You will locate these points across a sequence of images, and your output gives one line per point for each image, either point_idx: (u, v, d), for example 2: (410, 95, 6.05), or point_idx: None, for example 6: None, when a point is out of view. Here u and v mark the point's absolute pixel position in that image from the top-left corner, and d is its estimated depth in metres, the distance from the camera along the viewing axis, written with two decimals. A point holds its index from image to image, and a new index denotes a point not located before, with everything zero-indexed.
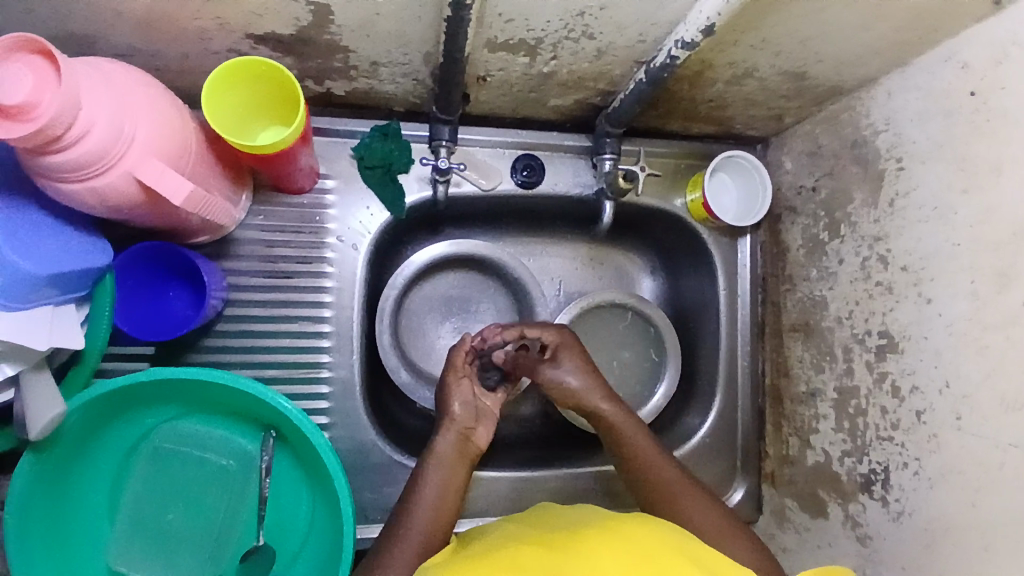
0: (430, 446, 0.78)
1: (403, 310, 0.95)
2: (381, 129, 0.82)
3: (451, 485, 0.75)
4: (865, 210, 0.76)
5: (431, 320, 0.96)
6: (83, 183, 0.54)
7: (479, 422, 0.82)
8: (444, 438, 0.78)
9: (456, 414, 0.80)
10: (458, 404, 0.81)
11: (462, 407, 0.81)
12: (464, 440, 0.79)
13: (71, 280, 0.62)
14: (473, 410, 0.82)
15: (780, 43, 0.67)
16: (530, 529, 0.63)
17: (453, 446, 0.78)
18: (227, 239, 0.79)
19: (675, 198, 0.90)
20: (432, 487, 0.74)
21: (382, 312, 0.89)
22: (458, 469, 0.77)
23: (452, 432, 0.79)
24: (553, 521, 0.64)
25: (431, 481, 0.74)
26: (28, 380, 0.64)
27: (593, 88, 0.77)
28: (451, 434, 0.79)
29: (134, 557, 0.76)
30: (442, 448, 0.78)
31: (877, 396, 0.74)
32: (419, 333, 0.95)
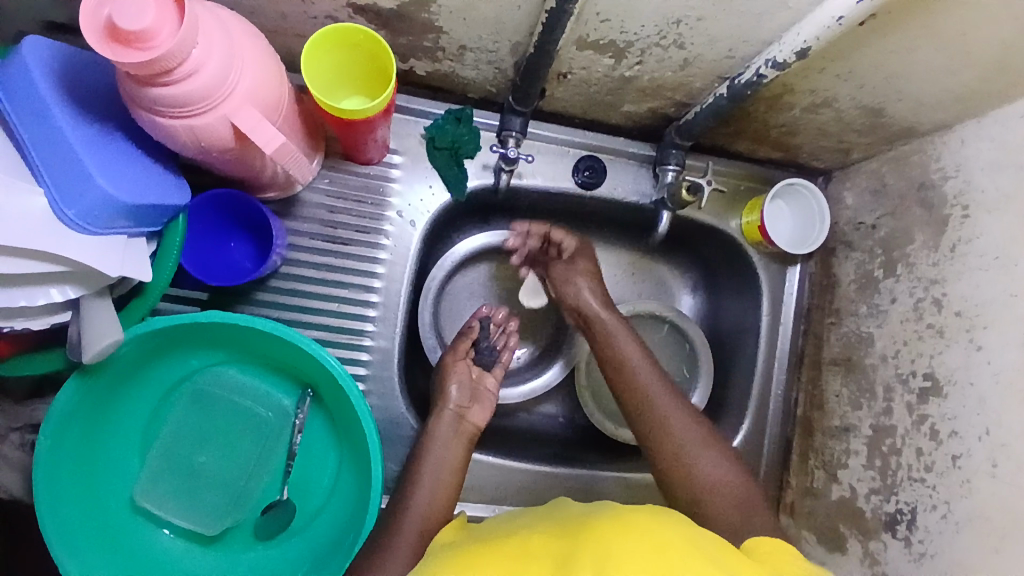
0: (427, 430, 0.78)
1: (444, 294, 0.95)
2: (455, 113, 0.82)
3: (451, 461, 0.75)
4: (924, 252, 0.76)
5: (467, 306, 0.96)
6: (180, 120, 0.56)
7: (476, 402, 0.82)
8: (439, 420, 0.79)
9: (450, 395, 0.81)
10: (454, 385, 0.82)
11: (458, 388, 0.82)
12: (459, 420, 0.79)
13: (148, 215, 0.64)
14: (467, 391, 0.82)
15: (865, 76, 0.69)
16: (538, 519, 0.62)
17: (450, 427, 0.79)
18: (293, 198, 0.81)
19: (730, 218, 0.91)
20: (428, 466, 0.74)
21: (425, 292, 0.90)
22: (456, 447, 0.77)
23: (446, 415, 0.79)
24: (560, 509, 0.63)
25: (431, 461, 0.75)
26: (88, 304, 0.64)
27: (670, 98, 0.78)
28: (448, 414, 0.79)
29: (159, 493, 0.76)
30: (437, 430, 0.78)
31: (913, 437, 0.74)
32: (456, 318, 0.96)
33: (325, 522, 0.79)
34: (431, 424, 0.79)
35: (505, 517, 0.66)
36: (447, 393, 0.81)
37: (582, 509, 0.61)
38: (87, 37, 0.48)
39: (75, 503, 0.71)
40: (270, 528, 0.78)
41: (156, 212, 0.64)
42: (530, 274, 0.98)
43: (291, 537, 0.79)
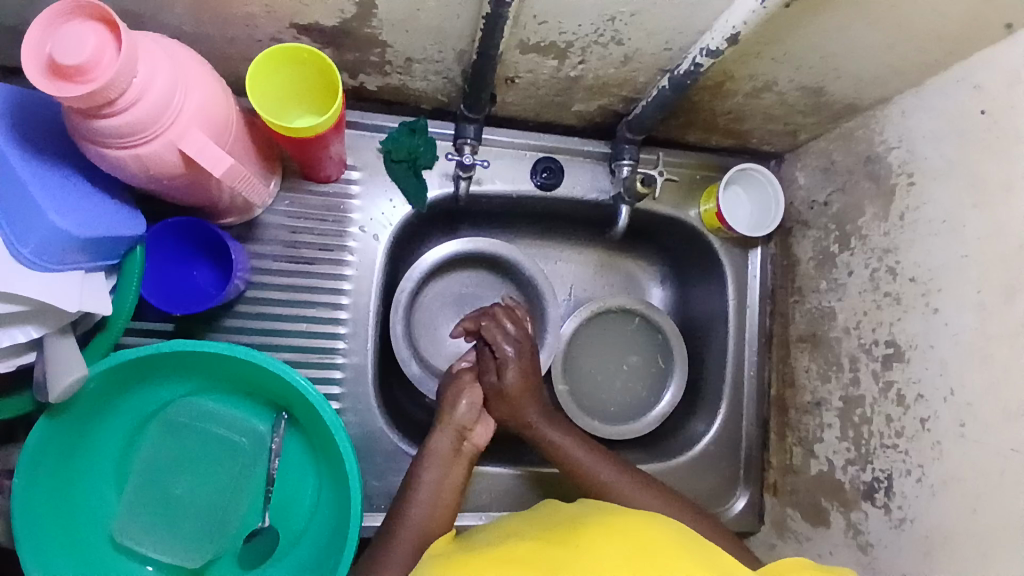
0: (425, 444, 0.77)
1: (417, 304, 0.96)
2: (409, 125, 0.83)
3: (446, 479, 0.75)
4: (875, 223, 0.78)
5: (443, 313, 0.97)
6: (127, 150, 0.56)
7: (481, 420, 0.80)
8: (441, 436, 0.77)
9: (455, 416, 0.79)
10: (466, 401, 0.80)
11: (469, 403, 0.80)
12: (461, 438, 0.78)
13: (103, 248, 0.63)
14: (475, 410, 0.80)
15: (801, 57, 0.71)
16: (531, 523, 0.63)
17: (450, 444, 0.77)
18: (254, 222, 0.81)
19: (689, 208, 0.92)
20: (423, 490, 0.73)
21: (397, 303, 0.89)
22: (452, 470, 0.76)
23: (448, 430, 0.78)
24: (553, 513, 0.65)
25: (422, 484, 0.74)
26: (52, 343, 0.64)
27: (617, 95, 0.80)
28: (449, 431, 0.78)
29: (139, 529, 0.75)
30: (437, 444, 0.77)
31: (882, 405, 0.75)
32: (430, 327, 0.96)
33: (309, 542, 0.78)
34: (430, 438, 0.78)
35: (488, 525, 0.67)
36: (454, 407, 0.79)
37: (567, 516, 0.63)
38: (27, 72, 0.48)
39: (54, 545, 0.70)
40: (255, 555, 0.78)
41: (111, 244, 0.64)
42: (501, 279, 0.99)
43: (277, 562, 0.78)
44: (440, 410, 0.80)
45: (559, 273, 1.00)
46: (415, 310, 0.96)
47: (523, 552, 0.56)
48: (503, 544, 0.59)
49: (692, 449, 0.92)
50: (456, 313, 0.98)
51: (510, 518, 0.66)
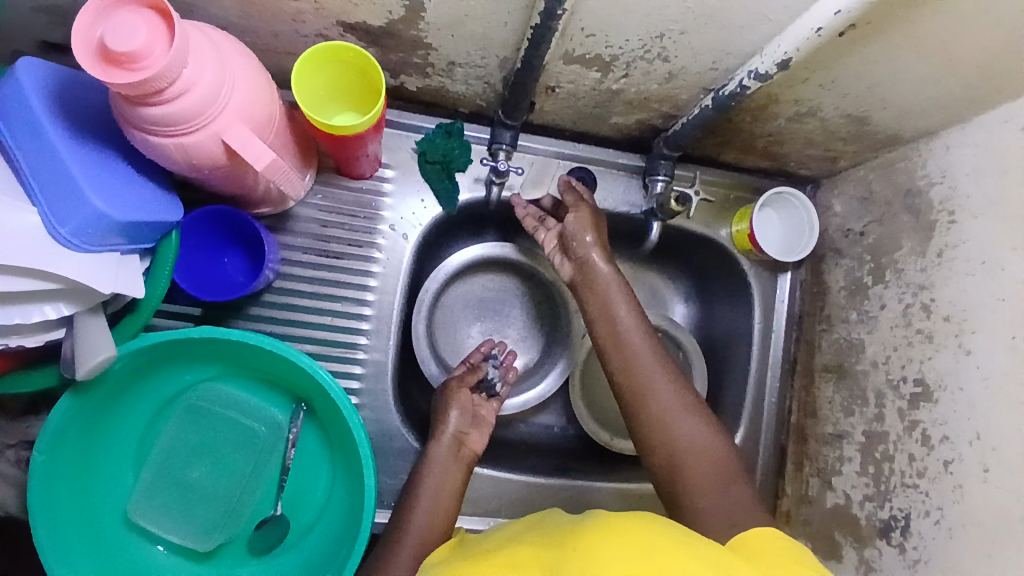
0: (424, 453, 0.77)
1: (438, 306, 0.95)
2: (446, 128, 0.83)
3: (448, 487, 0.75)
4: (912, 258, 0.76)
5: (453, 311, 0.96)
6: (171, 138, 0.57)
7: (476, 427, 0.81)
8: (437, 443, 0.77)
9: (449, 423, 0.79)
10: (455, 409, 0.80)
11: (459, 412, 0.80)
12: (458, 445, 0.78)
13: (140, 232, 0.64)
14: (468, 417, 0.80)
15: (848, 85, 0.70)
16: (530, 531, 0.62)
17: (448, 450, 0.77)
18: (287, 213, 0.81)
19: (720, 227, 0.91)
20: (426, 496, 0.73)
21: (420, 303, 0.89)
22: (454, 474, 0.76)
23: (444, 437, 0.78)
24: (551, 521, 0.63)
25: (427, 488, 0.74)
26: (82, 321, 0.65)
27: (656, 110, 0.79)
28: (448, 437, 0.78)
29: (153, 509, 0.76)
30: (434, 451, 0.77)
31: (905, 443, 0.74)
32: (450, 328, 0.96)
33: (319, 534, 0.79)
34: (428, 447, 0.78)
35: (495, 527, 0.67)
36: (446, 416, 0.80)
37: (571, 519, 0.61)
38: (79, 58, 0.49)
39: (70, 520, 0.71)
40: (265, 542, 0.78)
41: (148, 229, 0.65)
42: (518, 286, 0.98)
43: (286, 552, 0.79)
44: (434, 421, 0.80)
45: None
46: (437, 310, 0.96)
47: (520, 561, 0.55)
48: (501, 555, 0.58)
49: None
50: (472, 317, 0.97)
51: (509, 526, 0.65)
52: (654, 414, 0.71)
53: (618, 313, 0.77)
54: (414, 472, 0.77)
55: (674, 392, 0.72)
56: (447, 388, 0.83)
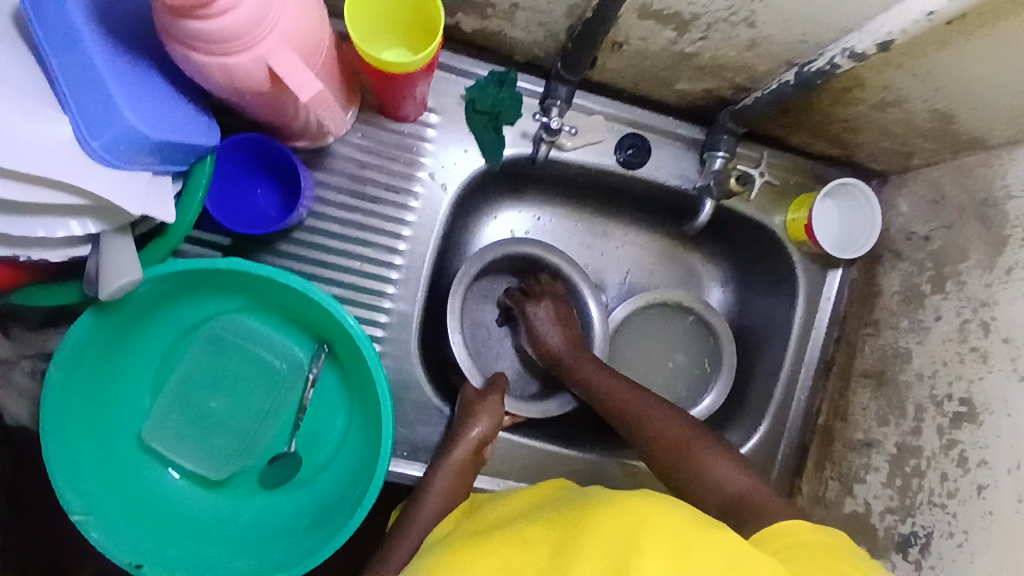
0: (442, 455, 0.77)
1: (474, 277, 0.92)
2: (499, 76, 0.79)
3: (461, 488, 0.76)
4: (977, 271, 0.72)
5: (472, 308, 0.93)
6: (214, 58, 0.53)
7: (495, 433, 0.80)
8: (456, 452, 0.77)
9: (475, 424, 0.78)
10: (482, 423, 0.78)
11: (486, 422, 0.78)
12: (477, 450, 0.78)
13: (173, 154, 0.61)
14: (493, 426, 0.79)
15: (942, 79, 0.64)
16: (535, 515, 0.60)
17: (468, 455, 0.77)
18: (324, 150, 0.78)
19: (775, 214, 0.86)
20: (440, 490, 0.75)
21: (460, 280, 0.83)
22: (467, 475, 0.77)
23: (464, 445, 0.77)
24: (553, 502, 0.62)
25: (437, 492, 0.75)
26: (108, 240, 0.63)
27: (729, 80, 0.74)
28: (467, 443, 0.77)
29: (169, 434, 0.75)
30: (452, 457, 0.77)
31: (940, 462, 0.71)
32: (484, 299, 0.93)
33: (331, 475, 0.78)
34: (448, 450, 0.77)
35: (500, 500, 0.67)
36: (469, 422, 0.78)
37: (572, 498, 0.60)
38: None
39: (81, 436, 0.70)
40: (278, 476, 0.78)
41: (182, 151, 0.62)
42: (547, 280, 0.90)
43: (297, 488, 0.78)
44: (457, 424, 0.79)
45: (617, 255, 0.96)
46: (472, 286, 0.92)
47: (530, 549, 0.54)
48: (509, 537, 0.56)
49: None
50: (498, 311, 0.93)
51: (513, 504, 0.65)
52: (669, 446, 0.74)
53: (611, 376, 0.81)
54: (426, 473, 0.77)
55: (678, 423, 0.76)
56: (480, 402, 0.80)
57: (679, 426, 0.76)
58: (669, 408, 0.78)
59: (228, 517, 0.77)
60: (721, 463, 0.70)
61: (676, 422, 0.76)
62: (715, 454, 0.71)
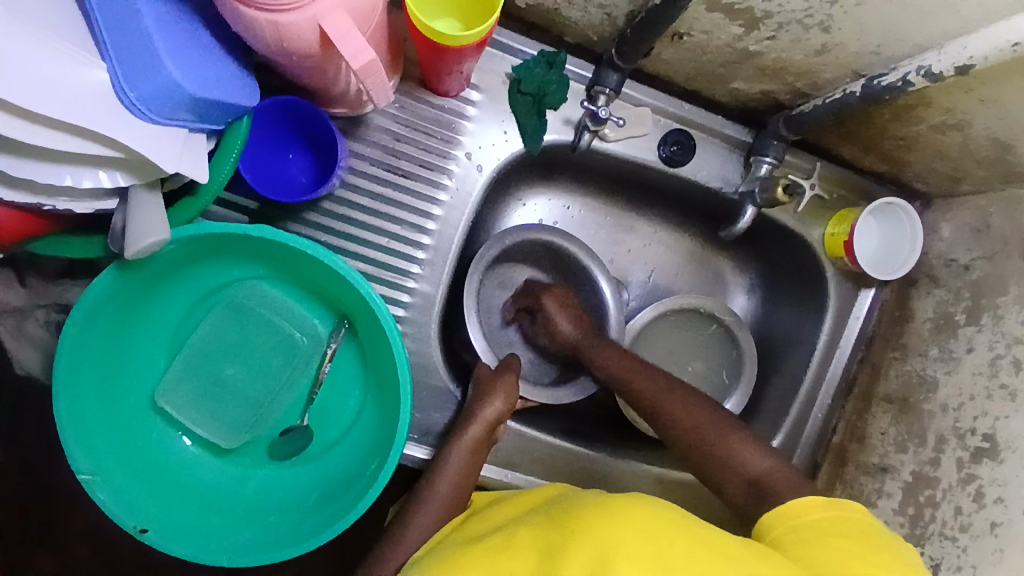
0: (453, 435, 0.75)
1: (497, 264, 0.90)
2: (548, 58, 0.76)
3: (474, 465, 0.74)
4: (1016, 306, 0.71)
5: (487, 291, 0.90)
6: (265, 14, 0.50)
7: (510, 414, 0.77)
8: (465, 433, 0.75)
9: (487, 403, 0.75)
10: (494, 401, 0.76)
11: (500, 403, 0.76)
12: (489, 431, 0.76)
13: (212, 112, 0.58)
14: (506, 406, 0.76)
15: (1012, 108, 0.61)
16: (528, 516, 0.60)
17: (478, 437, 0.75)
18: (361, 119, 0.75)
19: (814, 226, 0.84)
20: (451, 468, 0.74)
21: (483, 257, 0.81)
22: (478, 455, 0.75)
23: (474, 425, 0.75)
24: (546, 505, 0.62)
25: (446, 474, 0.73)
26: (137, 195, 0.60)
27: (788, 84, 0.71)
28: (478, 424, 0.75)
29: (180, 398, 0.73)
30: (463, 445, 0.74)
31: (955, 494, 0.70)
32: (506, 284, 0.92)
33: (341, 452, 0.77)
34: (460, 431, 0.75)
35: (498, 505, 0.68)
36: (481, 402, 0.76)
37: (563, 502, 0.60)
38: None
39: (92, 393, 0.69)
40: (287, 449, 0.77)
41: (221, 110, 0.59)
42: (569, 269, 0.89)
43: (306, 462, 0.77)
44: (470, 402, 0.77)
45: (644, 252, 0.94)
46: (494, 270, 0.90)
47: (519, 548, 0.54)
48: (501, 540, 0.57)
49: None
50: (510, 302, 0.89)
51: (508, 509, 0.66)
52: (689, 428, 0.72)
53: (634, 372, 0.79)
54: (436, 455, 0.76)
55: (696, 400, 0.74)
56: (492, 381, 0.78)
57: (700, 406, 0.73)
58: (691, 391, 0.75)
59: (234, 486, 0.76)
60: (745, 446, 0.67)
61: (694, 402, 0.74)
62: (740, 435, 0.68)
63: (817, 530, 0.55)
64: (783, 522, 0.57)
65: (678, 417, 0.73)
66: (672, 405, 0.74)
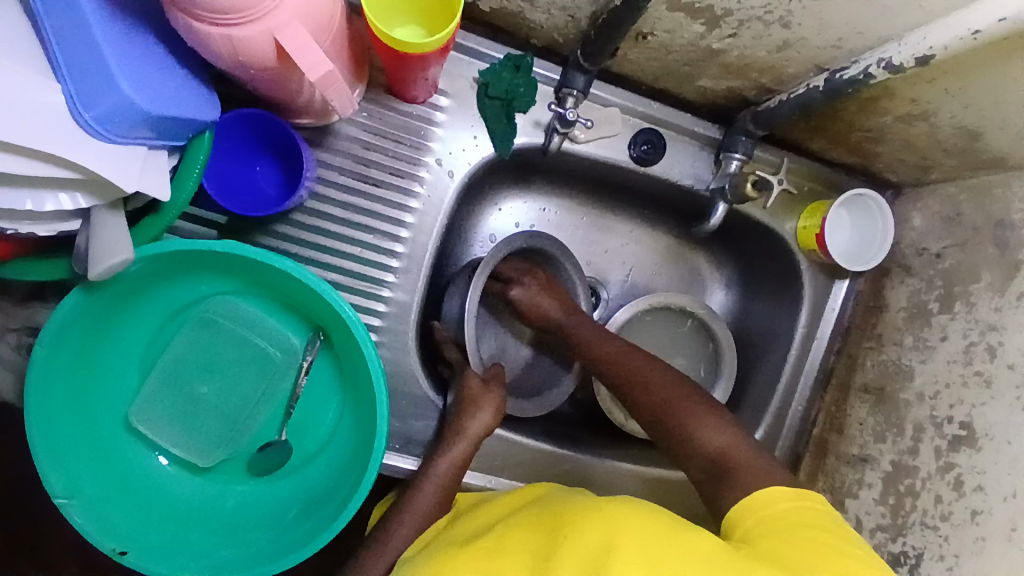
0: (435, 451, 0.75)
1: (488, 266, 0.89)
2: (514, 61, 0.75)
3: (455, 476, 0.74)
4: (987, 294, 0.71)
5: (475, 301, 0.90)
6: (218, 29, 0.50)
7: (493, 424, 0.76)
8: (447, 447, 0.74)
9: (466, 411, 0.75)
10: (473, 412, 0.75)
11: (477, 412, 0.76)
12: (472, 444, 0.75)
13: (171, 128, 0.58)
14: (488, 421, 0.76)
15: (975, 97, 0.62)
16: (515, 515, 0.62)
17: (460, 450, 0.74)
18: (329, 128, 0.75)
19: (786, 220, 0.84)
20: (434, 483, 0.73)
21: (488, 259, 0.79)
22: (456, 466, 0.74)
23: (455, 437, 0.74)
24: (532, 503, 0.64)
25: (427, 489, 0.73)
26: (100, 215, 0.60)
27: (754, 81, 0.71)
28: (459, 437, 0.74)
29: (155, 418, 0.73)
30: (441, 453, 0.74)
31: (934, 483, 0.71)
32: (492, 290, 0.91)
33: (320, 465, 0.76)
34: (440, 446, 0.75)
35: (482, 505, 0.69)
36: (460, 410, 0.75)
37: (547, 502, 0.62)
38: None
39: (64, 416, 0.69)
40: (266, 464, 0.76)
41: (180, 126, 0.58)
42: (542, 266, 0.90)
43: (286, 477, 0.77)
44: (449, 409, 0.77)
45: (620, 252, 0.95)
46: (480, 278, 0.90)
47: (510, 546, 0.55)
48: (487, 538, 0.58)
49: None
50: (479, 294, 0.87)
51: (495, 505, 0.67)
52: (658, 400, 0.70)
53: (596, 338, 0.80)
54: (420, 470, 0.75)
55: (662, 370, 0.73)
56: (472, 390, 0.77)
57: (669, 377, 0.72)
58: (657, 361, 0.75)
59: (214, 504, 0.75)
60: (707, 426, 0.65)
61: (661, 373, 0.73)
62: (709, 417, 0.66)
63: (790, 520, 0.53)
64: (752, 513, 0.56)
65: (646, 389, 0.72)
66: (642, 376, 0.73)
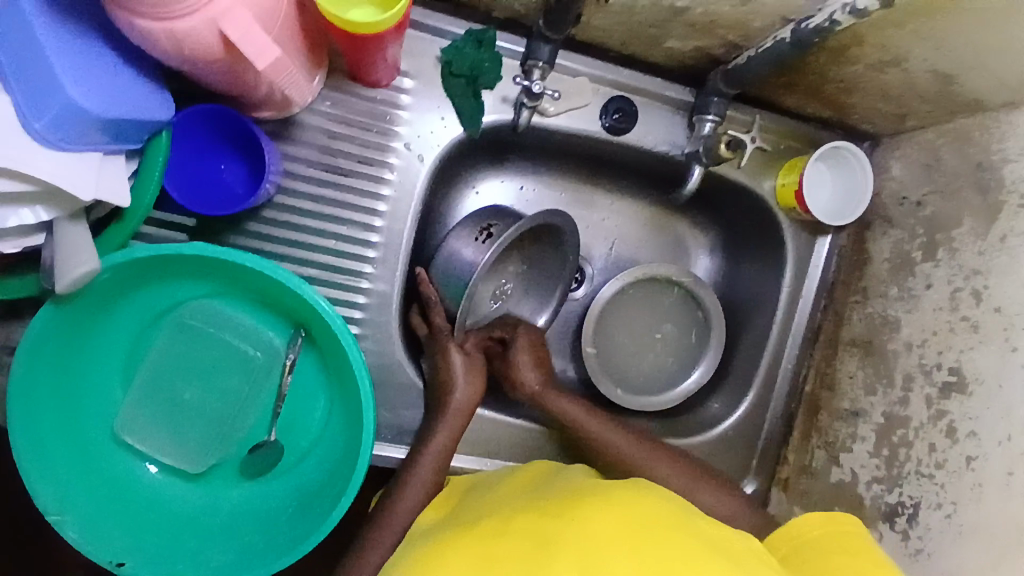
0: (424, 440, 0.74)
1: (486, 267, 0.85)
2: (476, 36, 0.73)
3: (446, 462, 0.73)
4: (970, 239, 0.71)
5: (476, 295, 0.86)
6: (160, 23, 0.48)
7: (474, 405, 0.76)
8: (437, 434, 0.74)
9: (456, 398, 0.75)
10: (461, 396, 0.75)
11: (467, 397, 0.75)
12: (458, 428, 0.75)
13: (125, 130, 0.56)
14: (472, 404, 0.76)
15: (945, 39, 0.61)
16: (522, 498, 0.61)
17: (448, 438, 0.74)
18: (292, 120, 0.73)
19: (765, 179, 0.83)
20: (426, 470, 0.72)
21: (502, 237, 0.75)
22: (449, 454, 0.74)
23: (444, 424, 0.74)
24: (541, 488, 0.63)
25: (417, 484, 0.71)
26: (61, 228, 0.58)
27: (722, 38, 0.70)
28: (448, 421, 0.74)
29: (141, 427, 0.72)
30: (433, 442, 0.73)
31: (927, 431, 0.71)
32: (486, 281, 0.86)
33: (313, 462, 0.76)
34: (428, 435, 0.74)
35: (484, 489, 0.68)
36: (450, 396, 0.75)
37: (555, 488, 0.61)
38: None
39: (48, 432, 0.68)
40: (258, 465, 0.75)
41: (135, 127, 0.57)
42: (538, 244, 0.86)
43: (279, 476, 0.76)
44: (438, 395, 0.76)
45: (603, 226, 0.93)
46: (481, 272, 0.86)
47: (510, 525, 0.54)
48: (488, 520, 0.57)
49: (708, 432, 0.87)
50: (470, 227, 0.80)
51: (500, 487, 0.66)
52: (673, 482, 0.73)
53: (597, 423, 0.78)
54: (407, 460, 0.74)
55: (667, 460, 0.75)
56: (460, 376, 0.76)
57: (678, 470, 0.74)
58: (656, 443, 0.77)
59: (208, 508, 0.75)
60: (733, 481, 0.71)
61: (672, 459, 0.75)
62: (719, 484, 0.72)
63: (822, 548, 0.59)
64: (790, 539, 0.61)
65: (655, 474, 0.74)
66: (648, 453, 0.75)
